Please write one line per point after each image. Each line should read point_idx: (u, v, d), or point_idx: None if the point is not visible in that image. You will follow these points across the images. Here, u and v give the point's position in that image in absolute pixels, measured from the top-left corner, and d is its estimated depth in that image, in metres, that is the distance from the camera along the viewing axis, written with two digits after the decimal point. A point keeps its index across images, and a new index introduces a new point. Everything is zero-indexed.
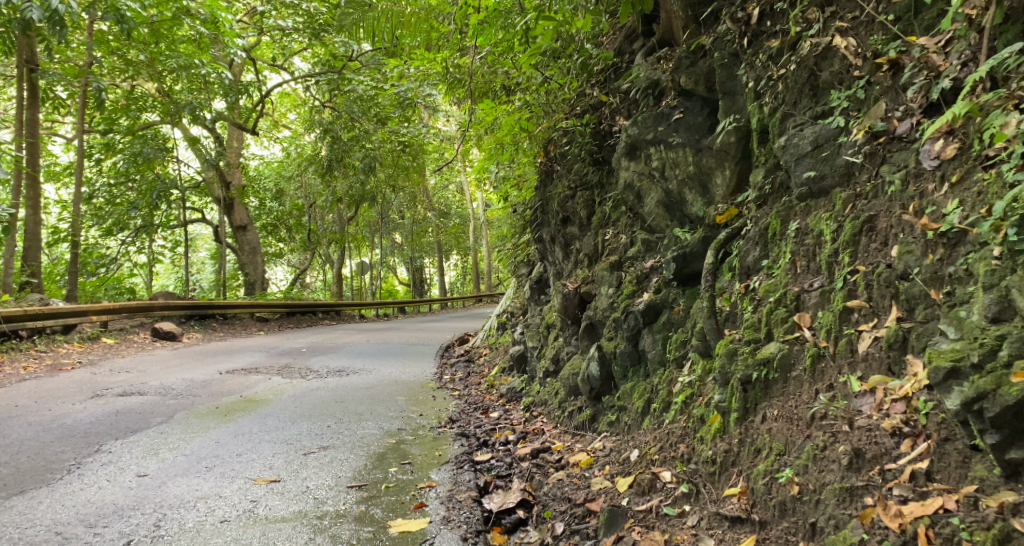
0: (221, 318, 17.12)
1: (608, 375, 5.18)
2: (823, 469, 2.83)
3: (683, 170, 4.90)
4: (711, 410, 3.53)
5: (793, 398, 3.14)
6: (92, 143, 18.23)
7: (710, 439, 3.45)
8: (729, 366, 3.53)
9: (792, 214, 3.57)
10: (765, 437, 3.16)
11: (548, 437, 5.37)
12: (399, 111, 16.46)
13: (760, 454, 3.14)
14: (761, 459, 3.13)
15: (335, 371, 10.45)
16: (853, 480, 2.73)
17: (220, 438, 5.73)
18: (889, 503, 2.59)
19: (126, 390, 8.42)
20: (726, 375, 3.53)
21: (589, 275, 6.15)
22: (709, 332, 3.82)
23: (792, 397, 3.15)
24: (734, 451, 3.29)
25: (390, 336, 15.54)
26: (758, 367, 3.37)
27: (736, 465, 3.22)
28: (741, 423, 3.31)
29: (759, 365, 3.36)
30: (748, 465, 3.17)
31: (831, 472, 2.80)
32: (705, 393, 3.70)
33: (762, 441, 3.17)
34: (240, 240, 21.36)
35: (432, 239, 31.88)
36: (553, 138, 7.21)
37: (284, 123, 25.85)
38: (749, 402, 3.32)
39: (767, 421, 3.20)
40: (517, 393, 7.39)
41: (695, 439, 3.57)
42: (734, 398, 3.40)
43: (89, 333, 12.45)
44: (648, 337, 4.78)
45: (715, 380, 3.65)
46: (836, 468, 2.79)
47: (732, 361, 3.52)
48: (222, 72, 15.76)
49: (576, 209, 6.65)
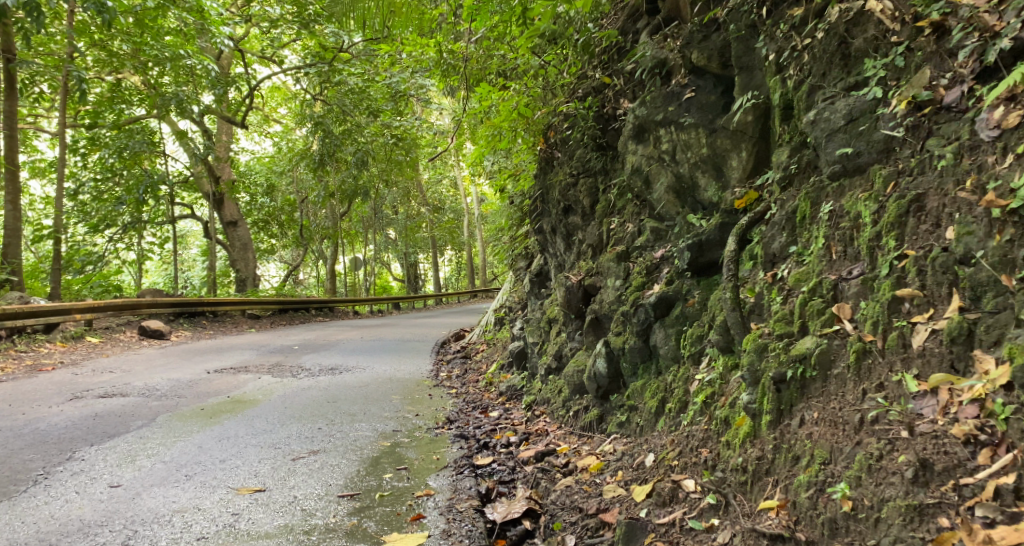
0: (211, 315, 16.75)
1: (616, 372, 4.88)
2: (880, 482, 2.52)
3: (696, 153, 4.60)
4: (739, 412, 3.23)
5: (836, 399, 2.84)
6: (76, 137, 17.77)
7: (739, 445, 3.15)
8: (758, 363, 3.22)
9: (824, 196, 3.26)
10: (805, 443, 2.85)
11: (553, 439, 5.07)
12: (391, 103, 16.09)
13: (800, 462, 2.83)
14: (801, 468, 2.82)
15: (327, 369, 10.10)
16: (922, 497, 2.42)
17: (203, 443, 5.39)
18: (974, 528, 2.28)
19: (108, 391, 8.05)
20: (755, 373, 3.22)
21: (593, 267, 5.83)
22: (731, 325, 3.52)
23: (835, 398, 2.84)
24: (767, 458, 2.99)
25: (384, 332, 15.21)
26: (792, 364, 3.06)
27: (772, 474, 2.92)
28: (775, 427, 3.01)
29: (793, 362, 3.06)
30: (786, 474, 2.87)
31: (892, 487, 2.49)
32: (729, 392, 3.41)
33: (801, 447, 2.86)
34: (231, 236, 20.95)
35: (426, 234, 31.54)
36: (552, 124, 6.87)
37: (274, 117, 25.44)
38: (784, 403, 3.02)
39: (806, 425, 2.90)
40: (518, 391, 7.09)
41: (720, 444, 3.26)
42: (766, 399, 3.10)
43: (72, 332, 12.07)
44: (659, 332, 4.48)
45: (741, 378, 3.34)
46: (899, 483, 2.48)
47: (762, 358, 3.22)
48: (209, 63, 15.35)
49: (578, 198, 6.32)
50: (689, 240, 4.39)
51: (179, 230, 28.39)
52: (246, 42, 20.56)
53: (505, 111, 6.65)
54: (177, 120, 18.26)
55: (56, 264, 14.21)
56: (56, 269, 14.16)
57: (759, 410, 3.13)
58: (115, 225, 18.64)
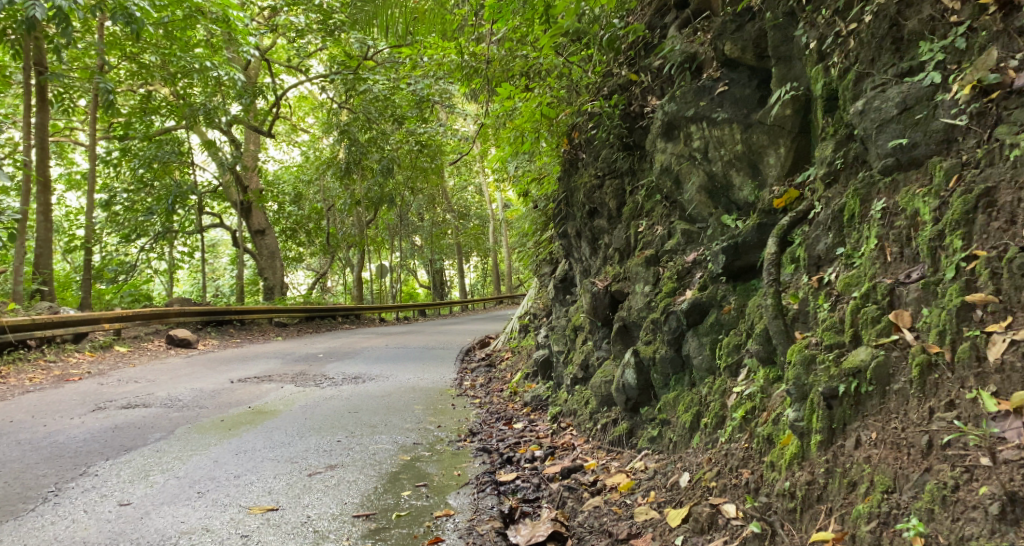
0: (238, 324, 16.75)
1: (647, 383, 4.62)
2: (958, 518, 2.24)
3: (730, 150, 4.35)
4: (784, 430, 2.96)
5: (897, 417, 2.56)
6: (107, 148, 17.92)
7: (785, 467, 2.87)
8: (806, 377, 2.95)
9: (876, 192, 2.98)
10: (863, 468, 2.59)
11: (580, 454, 4.82)
12: (416, 110, 15.97)
13: (859, 490, 2.56)
14: (859, 496, 2.55)
15: (351, 378, 9.94)
16: (1010, 537, 2.13)
17: (220, 458, 5.23)
18: None
19: (131, 402, 7.96)
20: (802, 388, 2.95)
21: (620, 272, 5.58)
22: (773, 334, 3.24)
23: (896, 417, 2.56)
24: (819, 482, 2.71)
25: (409, 340, 15.05)
26: (845, 377, 2.79)
27: (826, 502, 2.65)
28: (828, 449, 2.74)
29: (847, 376, 2.78)
30: (842, 502, 2.60)
31: (974, 524, 2.20)
32: (772, 408, 3.14)
33: (859, 473, 2.59)
34: (258, 244, 21.01)
35: (452, 241, 31.45)
36: (577, 125, 6.63)
37: (301, 126, 25.55)
38: (837, 422, 2.75)
39: (863, 447, 2.63)
40: (543, 401, 6.84)
41: (764, 465, 3.00)
42: (816, 417, 2.83)
43: (101, 341, 12.07)
44: (692, 341, 4.22)
45: (786, 393, 3.07)
46: (981, 519, 2.19)
47: (810, 371, 2.94)
48: (236, 72, 15.36)
49: (604, 200, 6.06)
50: (724, 242, 4.11)
51: (208, 238, 28.59)
52: (272, 52, 20.63)
53: (528, 112, 6.43)
54: (205, 130, 18.35)
55: (87, 274, 14.28)
56: (86, 279, 14.21)
57: (808, 429, 2.85)
58: (146, 236, 18.78)
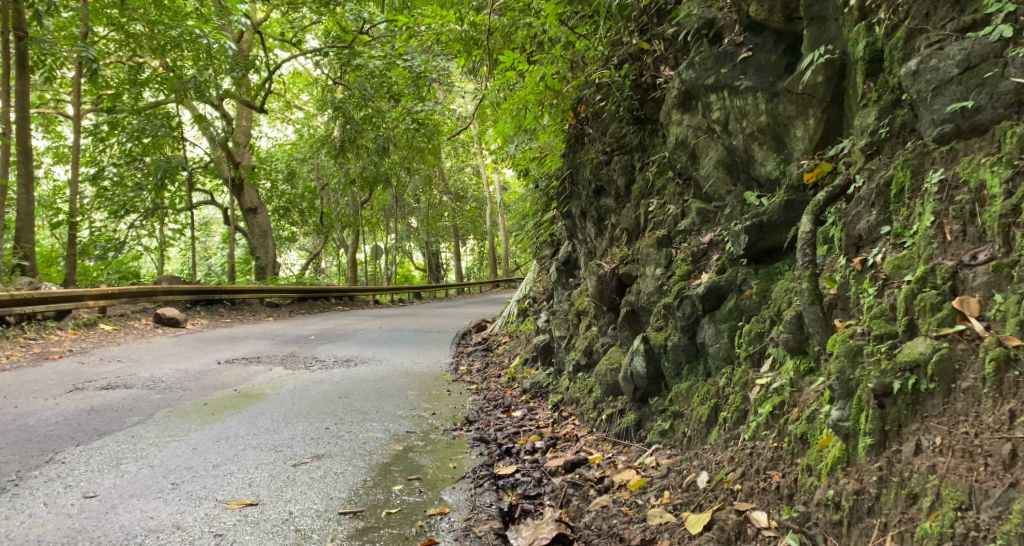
0: (229, 303, 16.40)
1: (657, 372, 4.31)
2: None
3: (753, 122, 4.05)
4: (825, 431, 2.67)
5: (967, 421, 2.26)
6: (95, 121, 17.42)
7: (827, 472, 2.60)
8: (851, 371, 2.66)
9: (932, 164, 2.67)
10: (926, 479, 2.29)
11: (583, 446, 4.54)
12: (413, 88, 15.52)
13: (923, 504, 2.27)
14: (923, 511, 2.26)
15: (343, 360, 9.62)
16: None
17: (199, 445, 4.91)
18: None
19: (112, 383, 7.62)
20: (847, 383, 2.66)
21: (628, 254, 5.25)
22: (809, 322, 2.94)
23: (967, 420, 2.26)
24: (870, 491, 2.43)
25: (404, 322, 14.71)
26: (900, 373, 2.49)
27: (882, 516, 2.35)
28: (883, 455, 2.44)
29: (902, 370, 2.48)
30: (901, 517, 2.30)
31: None
32: (807, 405, 2.83)
33: (922, 483, 2.30)
34: (251, 223, 20.54)
35: (448, 223, 31.06)
36: (583, 97, 6.27)
37: (296, 103, 25.02)
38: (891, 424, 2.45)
39: (925, 455, 2.33)
40: (543, 389, 6.54)
41: (801, 470, 2.70)
42: (867, 418, 2.53)
43: (85, 319, 11.69)
44: (709, 327, 3.92)
45: (826, 388, 2.76)
46: None
47: (856, 365, 2.65)
48: (227, 43, 14.82)
49: (611, 177, 5.72)
50: (748, 221, 3.77)
51: (201, 216, 28.11)
52: (266, 25, 20.07)
53: (532, 84, 6.06)
54: (196, 105, 17.85)
55: (71, 250, 13.87)
56: (71, 254, 13.83)
57: (854, 430, 2.57)
58: (135, 212, 18.35)
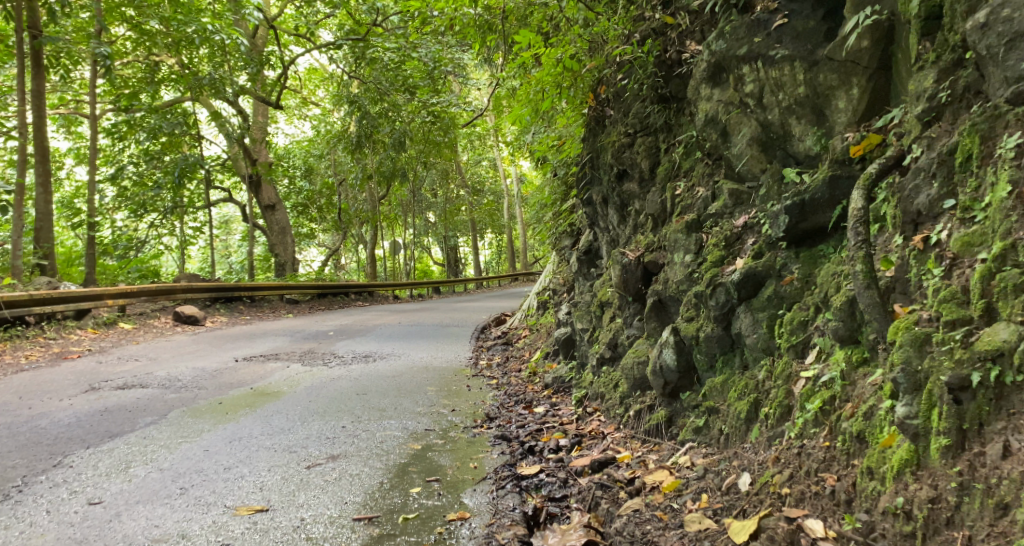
0: (249, 301, 16.30)
1: (689, 365, 4.05)
2: None
3: (790, 93, 3.79)
4: (892, 432, 2.43)
5: None
6: (113, 120, 17.36)
7: (894, 477, 2.36)
8: (918, 362, 2.41)
9: (1005, 127, 2.41)
10: (1018, 487, 2.04)
11: (610, 444, 4.30)
12: (428, 81, 15.28)
13: (1016, 516, 2.02)
14: (1016, 524, 2.01)
15: (362, 356, 9.43)
16: None
17: (211, 446, 4.73)
18: None
19: (127, 382, 7.48)
20: (914, 376, 2.41)
21: (654, 241, 4.98)
22: (864, 308, 2.67)
23: None
24: (948, 498, 2.19)
25: (423, 317, 14.50)
26: (980, 363, 2.24)
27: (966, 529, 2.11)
28: (964, 459, 2.20)
29: (982, 361, 2.23)
30: (988, 531, 2.06)
31: None
32: (869, 403, 2.58)
33: (1014, 492, 2.05)
34: (269, 220, 20.40)
35: (466, 217, 30.84)
36: (603, 78, 5.98)
37: (313, 100, 24.90)
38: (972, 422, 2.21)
39: (1015, 458, 2.08)
40: (566, 383, 6.30)
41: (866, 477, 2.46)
42: (942, 417, 2.28)
43: (105, 318, 11.61)
44: (746, 316, 3.65)
45: (890, 382, 2.50)
46: None
47: (924, 355, 2.40)
48: (240, 38, 14.62)
49: (635, 160, 5.44)
50: (789, 200, 3.50)
51: (221, 215, 28.11)
52: (280, 21, 19.93)
53: (549, 65, 5.78)
54: (213, 102, 17.74)
55: (91, 249, 13.82)
56: (90, 253, 13.77)
57: (925, 429, 2.33)
58: (155, 211, 18.22)
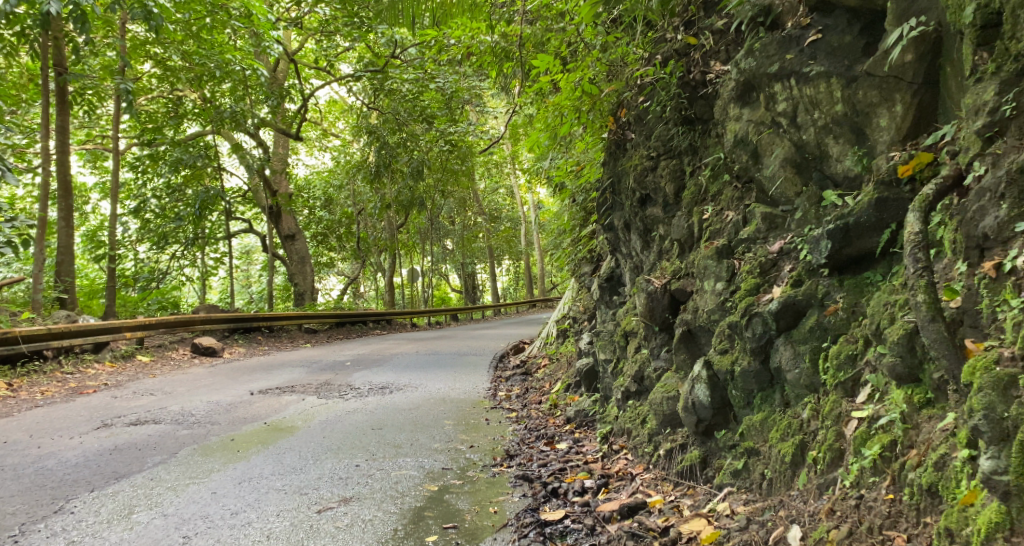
0: (267, 331, 16.17)
1: (724, 401, 3.81)
2: None
3: (827, 112, 3.56)
4: (974, 487, 2.17)
5: None
6: (136, 154, 17.45)
7: (979, 541, 2.09)
8: (1003, 408, 2.14)
9: None
10: None
11: (640, 486, 4.08)
12: (447, 110, 15.20)
13: None
14: None
15: (378, 388, 9.20)
16: None
17: (219, 488, 4.52)
18: None
19: (140, 418, 7.29)
20: (999, 424, 2.14)
21: (680, 268, 4.74)
22: (929, 344, 2.42)
23: None
24: None
25: (441, 346, 14.26)
26: None
27: None
28: None
29: None
30: None
31: None
32: (943, 451, 2.31)
33: None
34: (289, 249, 20.33)
35: (484, 244, 30.73)
36: (625, 100, 5.77)
37: (333, 131, 25.03)
38: None
39: None
40: (589, 418, 6.02)
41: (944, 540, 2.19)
42: None
43: (122, 351, 11.50)
44: (787, 349, 3.40)
45: (970, 430, 2.24)
46: None
47: (1009, 400, 2.13)
48: (261, 69, 14.61)
49: (658, 184, 5.21)
50: (831, 224, 3.24)
51: (241, 245, 28.18)
52: (301, 54, 20.10)
53: (568, 90, 5.57)
54: (234, 133, 17.83)
55: (110, 282, 13.77)
56: (109, 285, 13.71)
57: (1017, 487, 2.06)
58: (177, 242, 18.23)
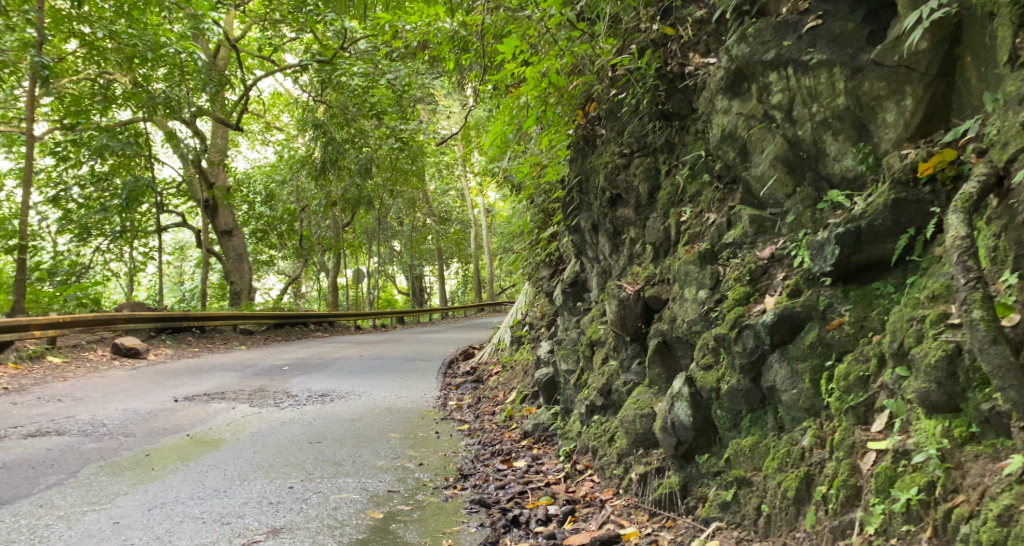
0: (198, 331, 15.25)
1: (707, 422, 3.47)
2: None
3: (827, 105, 3.22)
4: None
5: None
6: (57, 139, 16.22)
7: None
8: None
9: None
10: None
11: (611, 516, 3.75)
12: (398, 106, 14.60)
13: None
14: None
15: (318, 396, 8.59)
16: None
17: (121, 517, 4.00)
18: None
19: (41, 429, 6.51)
20: None
21: (655, 274, 4.38)
22: (987, 371, 2.14)
23: None
24: None
25: (387, 349, 13.66)
26: None
27: None
28: None
29: None
30: None
31: None
32: (998, 499, 2.02)
33: None
34: (225, 246, 19.30)
35: (433, 246, 30.11)
36: (595, 94, 5.38)
37: (277, 124, 24.06)
38: None
39: None
40: (549, 433, 5.62)
41: None
42: None
43: (30, 352, 10.50)
44: (784, 366, 3.05)
45: None
46: None
47: None
48: (196, 53, 13.69)
49: (631, 183, 4.86)
50: (840, 227, 2.90)
51: (175, 240, 26.84)
52: (244, 42, 19.14)
53: (534, 81, 5.13)
54: (167, 121, 16.78)
55: (19, 275, 12.63)
56: (18, 279, 12.59)
57: None
58: (101, 235, 17.06)
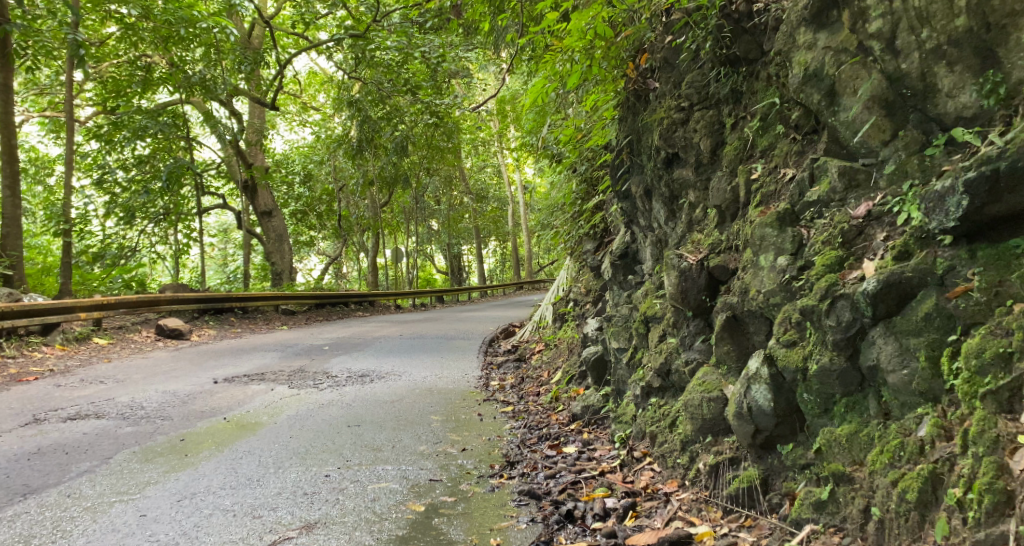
0: (241, 312, 15.21)
1: (790, 408, 3.01)
2: None
3: (941, 29, 2.73)
4: None
5: None
6: (98, 122, 16.19)
7: None
8: None
9: None
10: None
11: (678, 512, 3.34)
12: (433, 81, 14.16)
13: None
14: None
15: (357, 376, 8.31)
16: None
17: (149, 510, 3.72)
18: None
19: (80, 412, 6.35)
20: None
21: (721, 241, 3.89)
22: None
23: None
24: None
25: (427, 328, 13.37)
26: None
27: None
28: None
29: None
30: None
31: None
32: None
33: None
34: (266, 227, 19.19)
35: (471, 224, 29.77)
36: (648, 44, 4.86)
37: (313, 104, 23.86)
38: None
39: None
40: (600, 416, 5.22)
41: None
42: None
43: (76, 334, 10.48)
44: (894, 342, 2.58)
45: None
46: None
47: None
48: (231, 29, 13.36)
49: (690, 140, 4.35)
50: (971, 171, 2.44)
51: (217, 222, 26.99)
52: (277, 21, 18.87)
53: (580, 31, 4.62)
54: (205, 102, 16.62)
55: (65, 258, 12.67)
56: (64, 262, 12.62)
57: None
58: (146, 218, 17.11)
